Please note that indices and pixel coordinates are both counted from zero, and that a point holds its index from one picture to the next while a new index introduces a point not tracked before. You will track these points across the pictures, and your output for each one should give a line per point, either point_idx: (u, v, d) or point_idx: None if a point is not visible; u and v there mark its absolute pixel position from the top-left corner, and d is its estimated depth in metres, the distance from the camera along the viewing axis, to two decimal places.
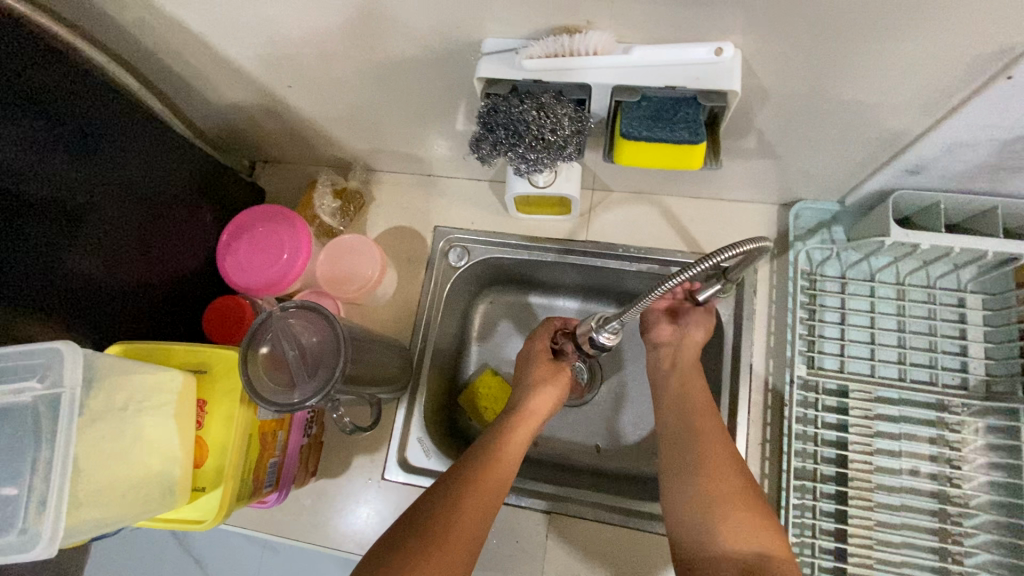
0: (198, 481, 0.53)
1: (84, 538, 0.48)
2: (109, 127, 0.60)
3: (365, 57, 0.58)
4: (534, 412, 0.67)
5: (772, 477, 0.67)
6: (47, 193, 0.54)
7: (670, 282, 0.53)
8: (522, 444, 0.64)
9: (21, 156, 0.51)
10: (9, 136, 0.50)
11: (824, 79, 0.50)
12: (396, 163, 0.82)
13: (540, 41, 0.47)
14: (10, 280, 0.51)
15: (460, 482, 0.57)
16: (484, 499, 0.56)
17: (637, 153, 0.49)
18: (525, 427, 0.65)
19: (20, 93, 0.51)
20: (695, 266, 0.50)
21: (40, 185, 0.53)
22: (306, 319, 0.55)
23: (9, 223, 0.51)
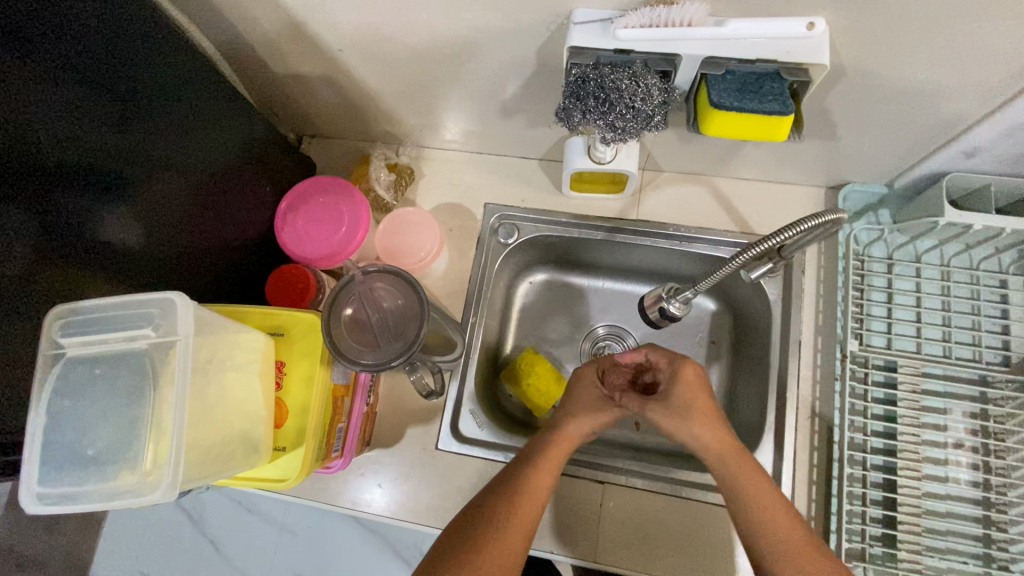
0: (278, 440, 0.54)
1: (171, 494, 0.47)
2: (179, 93, 0.60)
3: (440, 29, 0.58)
4: (567, 437, 0.62)
5: (821, 450, 0.69)
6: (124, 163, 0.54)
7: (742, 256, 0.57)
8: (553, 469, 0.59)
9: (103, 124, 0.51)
10: (93, 103, 0.50)
11: (900, 61, 0.51)
12: (448, 140, 0.82)
13: (636, 11, 0.48)
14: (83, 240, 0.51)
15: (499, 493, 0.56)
16: (519, 532, 0.53)
17: (723, 124, 0.51)
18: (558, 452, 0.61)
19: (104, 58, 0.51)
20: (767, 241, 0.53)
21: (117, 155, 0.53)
22: (388, 284, 0.57)
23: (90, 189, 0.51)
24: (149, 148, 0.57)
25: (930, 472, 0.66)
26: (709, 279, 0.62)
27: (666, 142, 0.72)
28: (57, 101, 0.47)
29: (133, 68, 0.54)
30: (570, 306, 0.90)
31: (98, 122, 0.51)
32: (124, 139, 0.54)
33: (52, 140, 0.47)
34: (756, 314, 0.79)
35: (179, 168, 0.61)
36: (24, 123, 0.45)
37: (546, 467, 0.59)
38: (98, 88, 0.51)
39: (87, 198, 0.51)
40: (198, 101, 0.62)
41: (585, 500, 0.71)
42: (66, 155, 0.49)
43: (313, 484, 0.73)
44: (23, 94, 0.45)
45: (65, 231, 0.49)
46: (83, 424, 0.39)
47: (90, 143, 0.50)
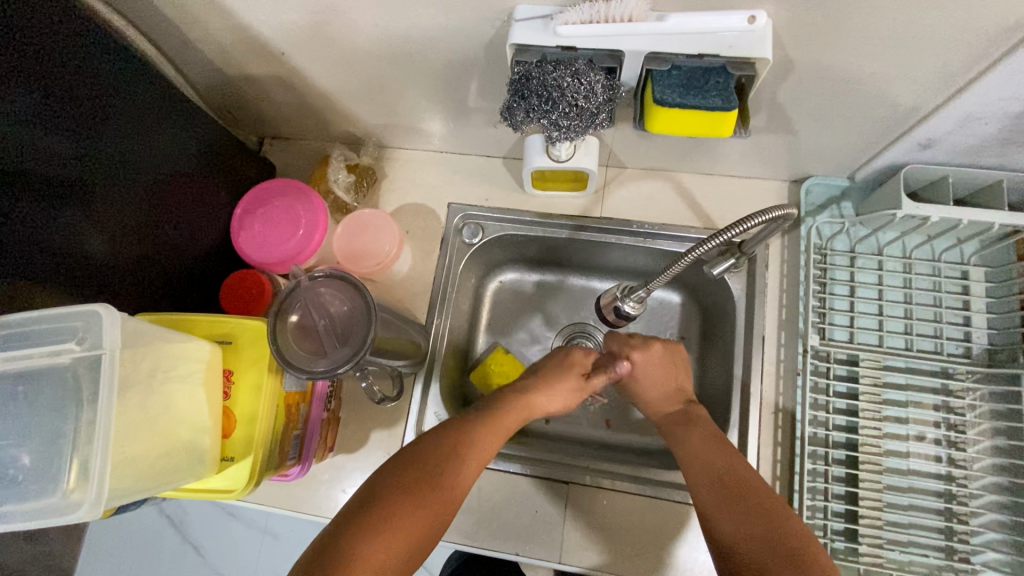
0: (227, 450, 0.53)
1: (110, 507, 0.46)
2: (126, 96, 0.58)
3: (387, 27, 0.57)
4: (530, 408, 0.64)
5: (785, 445, 0.69)
6: (68, 173, 0.52)
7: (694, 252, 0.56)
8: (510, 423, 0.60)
9: (46, 132, 0.50)
10: (36, 113, 0.49)
11: (847, 54, 0.51)
12: (410, 139, 0.81)
13: (575, 7, 0.47)
14: (29, 254, 0.50)
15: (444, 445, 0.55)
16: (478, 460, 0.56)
17: (669, 120, 0.50)
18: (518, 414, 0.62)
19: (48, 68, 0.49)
20: (717, 237, 0.53)
21: (61, 166, 0.52)
22: (334, 289, 0.56)
23: (29, 199, 0.49)
24: (92, 153, 0.55)
25: (892, 465, 0.66)
26: (660, 276, 0.62)
27: (627, 139, 0.71)
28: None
29: (73, 70, 0.52)
30: (538, 304, 0.90)
31: (35, 127, 0.49)
32: (64, 144, 0.52)
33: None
34: (722, 309, 0.79)
35: (127, 172, 0.59)
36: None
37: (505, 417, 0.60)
38: (36, 92, 0.49)
39: (19, 212, 0.49)
40: (147, 103, 0.61)
41: (551, 501, 0.71)
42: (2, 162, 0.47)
43: (277, 491, 0.72)
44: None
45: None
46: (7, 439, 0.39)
47: (32, 156, 0.49)
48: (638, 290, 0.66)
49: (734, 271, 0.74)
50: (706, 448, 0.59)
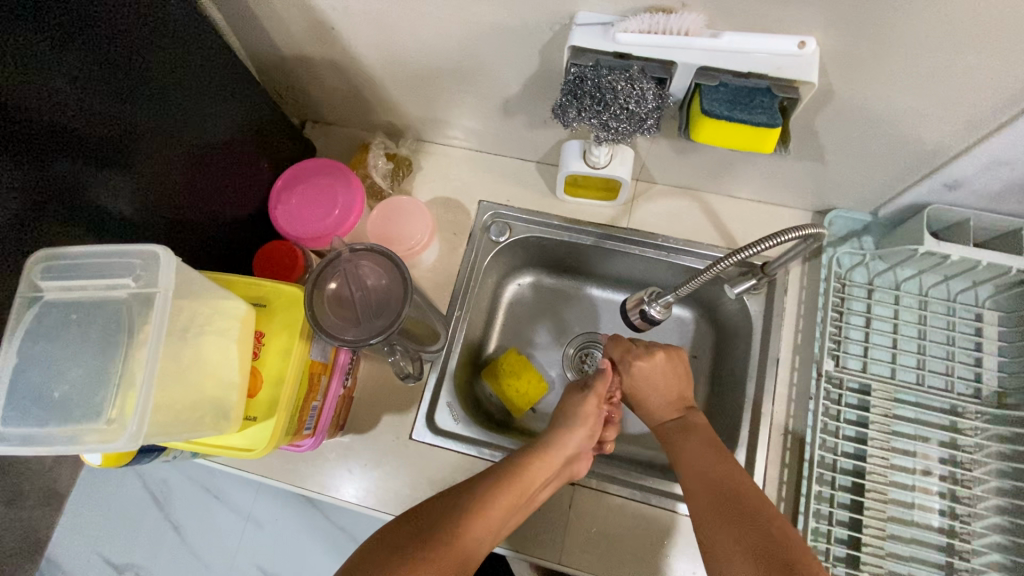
0: (250, 410, 0.53)
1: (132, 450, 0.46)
2: (179, 66, 0.59)
3: (446, 20, 0.59)
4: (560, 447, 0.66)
5: (791, 467, 0.70)
6: (131, 141, 0.55)
7: (725, 262, 0.58)
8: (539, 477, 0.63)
9: (119, 103, 0.53)
10: (112, 83, 0.52)
11: (886, 88, 0.53)
12: (449, 136, 0.84)
13: (636, 17, 0.50)
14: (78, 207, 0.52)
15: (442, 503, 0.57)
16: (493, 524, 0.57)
17: (714, 132, 0.52)
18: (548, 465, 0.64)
19: (128, 39, 0.53)
20: (748, 248, 0.55)
21: (126, 133, 0.55)
22: (373, 263, 0.56)
23: (94, 162, 0.52)
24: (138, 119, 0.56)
25: (897, 496, 0.67)
26: (688, 284, 0.64)
27: (661, 153, 0.73)
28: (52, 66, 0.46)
29: (135, 37, 0.53)
30: (554, 310, 0.92)
31: (91, 90, 0.50)
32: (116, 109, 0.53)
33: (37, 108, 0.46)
34: (739, 329, 0.80)
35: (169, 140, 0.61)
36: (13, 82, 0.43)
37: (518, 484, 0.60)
38: (116, 64, 0.52)
39: (79, 171, 0.51)
40: (198, 75, 0.62)
41: (555, 501, 0.71)
42: (52, 119, 0.48)
43: (283, 464, 0.72)
44: (36, 56, 0.45)
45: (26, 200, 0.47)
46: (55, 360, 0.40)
47: (104, 122, 0.52)
48: (666, 295, 0.67)
49: (753, 292, 0.75)
50: (699, 455, 0.62)
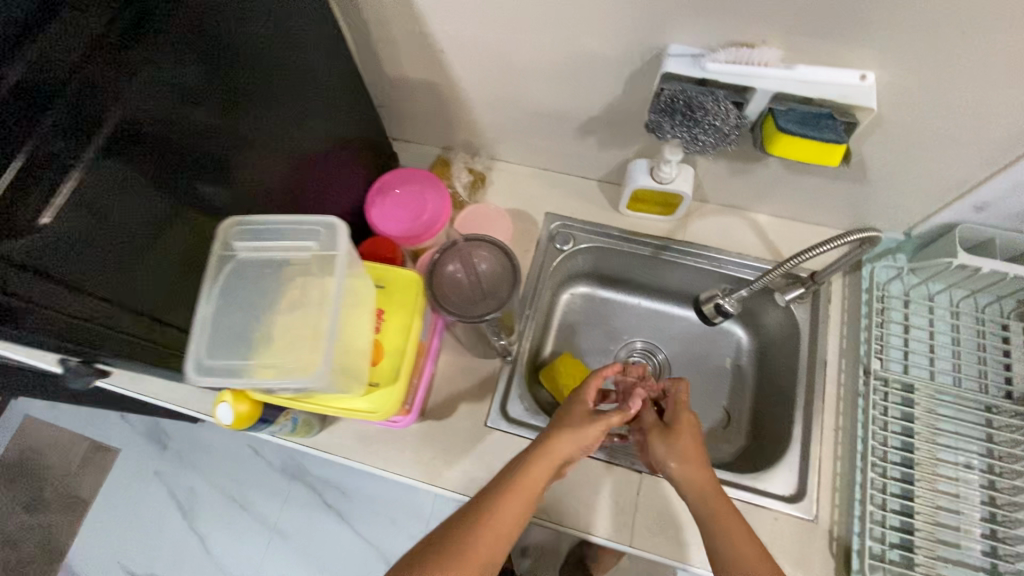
0: (372, 376, 0.59)
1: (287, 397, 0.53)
2: (269, 38, 0.55)
3: (547, 47, 0.69)
4: (559, 454, 0.64)
5: (844, 459, 0.75)
6: (283, 141, 0.62)
7: (805, 254, 0.65)
8: (538, 481, 0.63)
9: (278, 106, 0.60)
10: (278, 88, 0.59)
11: (929, 116, 0.62)
12: (521, 155, 0.93)
13: (723, 50, 0.60)
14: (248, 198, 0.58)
15: (458, 525, 0.60)
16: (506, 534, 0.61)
17: (787, 147, 0.61)
18: (546, 467, 0.63)
19: (291, 50, 0.60)
20: (825, 242, 0.63)
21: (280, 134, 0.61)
22: (486, 253, 0.62)
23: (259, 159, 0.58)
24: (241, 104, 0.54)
25: (944, 487, 0.71)
26: (770, 274, 0.71)
27: (718, 173, 0.82)
28: (217, 68, 0.50)
29: (273, 41, 0.56)
30: (604, 319, 1.00)
31: (241, 89, 0.54)
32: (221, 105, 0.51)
33: (150, 119, 0.44)
34: (785, 336, 0.87)
35: (269, 120, 0.59)
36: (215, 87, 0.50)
37: (516, 498, 0.61)
38: (280, 71, 0.59)
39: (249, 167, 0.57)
40: (314, 72, 0.66)
41: (624, 486, 0.75)
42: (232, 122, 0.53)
43: (366, 447, 0.76)
44: (235, 65, 0.52)
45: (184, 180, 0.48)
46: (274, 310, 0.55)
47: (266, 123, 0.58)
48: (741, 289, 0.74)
49: (801, 300, 0.83)
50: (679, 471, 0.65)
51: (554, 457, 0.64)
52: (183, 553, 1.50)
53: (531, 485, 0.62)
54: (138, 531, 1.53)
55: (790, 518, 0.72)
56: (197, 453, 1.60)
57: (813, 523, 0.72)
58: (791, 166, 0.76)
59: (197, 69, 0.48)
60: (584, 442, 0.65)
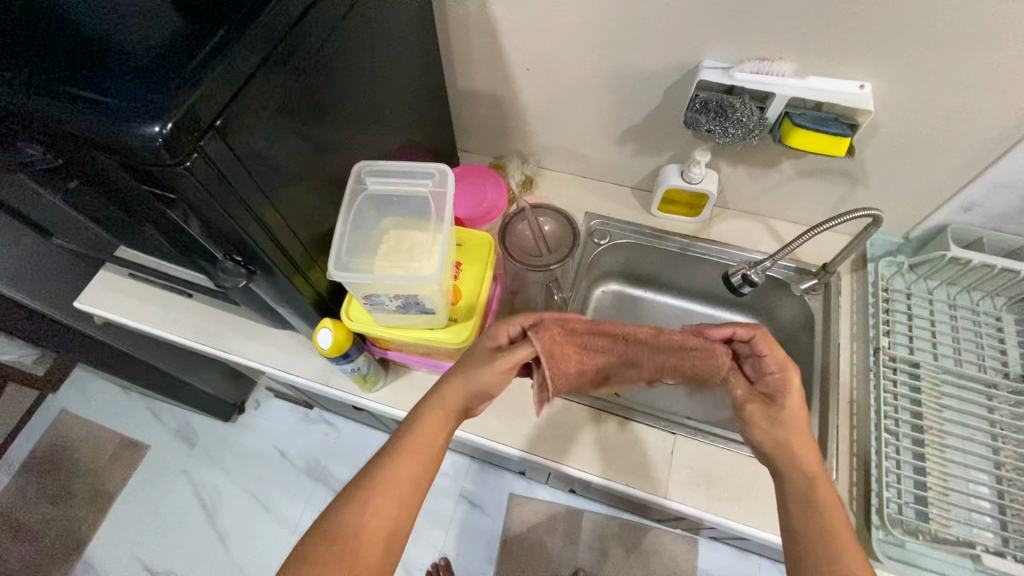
0: (453, 313, 0.70)
1: (392, 310, 0.65)
2: (380, 30, 0.67)
3: (600, 63, 0.84)
4: (449, 395, 0.63)
5: (860, 429, 0.82)
6: (388, 115, 0.75)
7: (819, 226, 0.77)
8: (433, 431, 0.62)
9: (390, 85, 0.73)
10: (392, 70, 0.73)
11: (919, 124, 0.76)
12: (564, 163, 1.06)
13: (748, 62, 0.75)
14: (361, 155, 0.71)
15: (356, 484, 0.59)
16: (408, 490, 0.59)
17: (802, 139, 0.74)
18: (435, 413, 0.62)
19: (404, 46, 0.74)
20: (834, 215, 0.75)
21: (388, 109, 0.75)
22: (549, 218, 0.77)
23: (371, 126, 0.71)
24: (359, 85, 0.66)
25: (951, 455, 0.79)
26: (796, 242, 0.80)
27: (740, 179, 0.95)
28: (359, 44, 0.63)
29: (393, 32, 0.70)
30: (633, 313, 1.10)
31: (370, 64, 0.67)
32: (349, 85, 0.64)
33: (315, 67, 0.56)
34: (801, 325, 0.96)
35: (377, 100, 0.71)
36: (355, 59, 0.63)
37: (408, 448, 0.60)
38: (395, 58, 0.73)
39: (364, 131, 0.70)
40: (417, 67, 0.80)
41: (659, 447, 0.82)
42: (360, 89, 0.66)
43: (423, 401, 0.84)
44: (370, 44, 0.66)
45: (319, 137, 0.61)
46: (384, 242, 0.66)
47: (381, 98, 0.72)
48: (767, 263, 0.84)
49: (814, 291, 0.93)
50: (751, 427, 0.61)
51: (442, 405, 0.63)
52: (200, 552, 1.51)
53: (421, 436, 0.61)
54: (158, 528, 1.55)
55: None
56: (223, 453, 1.64)
57: (834, 484, 0.79)
58: (802, 171, 0.89)
59: (348, 41, 0.61)
60: (486, 384, 0.63)
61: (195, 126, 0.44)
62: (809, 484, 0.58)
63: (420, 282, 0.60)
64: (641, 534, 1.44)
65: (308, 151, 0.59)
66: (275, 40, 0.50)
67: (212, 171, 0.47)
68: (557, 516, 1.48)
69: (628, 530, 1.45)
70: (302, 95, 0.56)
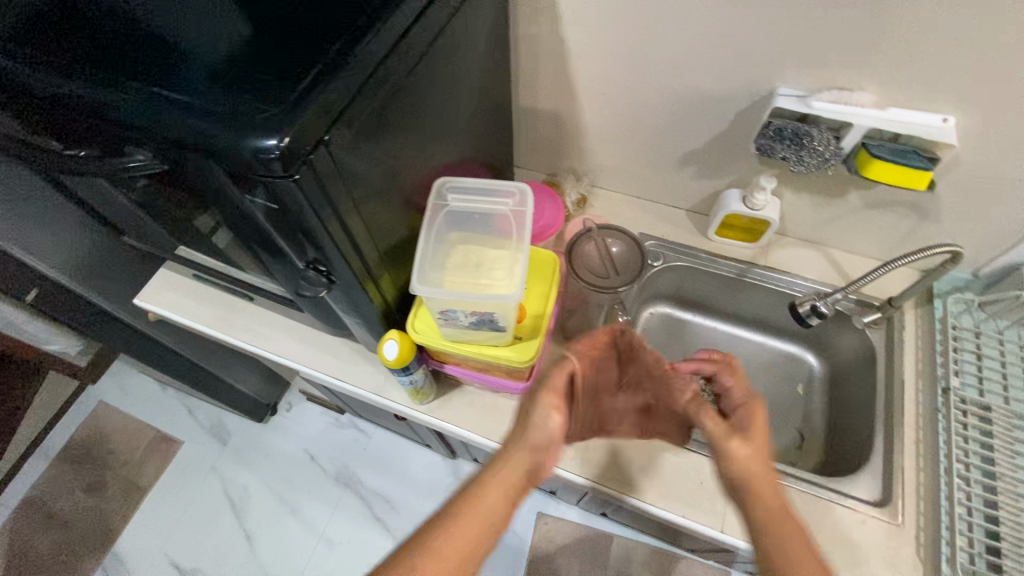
0: (519, 329, 0.70)
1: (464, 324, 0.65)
2: (465, 49, 0.68)
3: (670, 86, 0.83)
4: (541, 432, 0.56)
5: (927, 471, 0.79)
6: (461, 131, 0.76)
7: (897, 262, 0.76)
8: (517, 465, 0.57)
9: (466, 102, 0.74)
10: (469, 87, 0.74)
11: (1003, 161, 0.73)
12: (620, 183, 1.06)
13: (827, 91, 0.73)
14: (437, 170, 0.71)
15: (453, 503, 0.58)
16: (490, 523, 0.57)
17: (881, 171, 0.73)
18: (531, 452, 0.57)
19: (481, 63, 0.75)
20: (912, 252, 0.75)
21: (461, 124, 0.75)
22: (617, 240, 0.80)
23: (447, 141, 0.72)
24: (442, 103, 0.67)
25: None
26: (870, 276, 0.80)
27: (803, 207, 0.93)
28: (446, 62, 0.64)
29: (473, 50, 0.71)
30: (682, 337, 1.08)
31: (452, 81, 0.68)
32: (433, 100, 0.64)
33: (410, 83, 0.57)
34: (861, 359, 0.94)
35: (455, 117, 0.72)
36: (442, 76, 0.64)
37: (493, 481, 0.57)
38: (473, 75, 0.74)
39: (442, 146, 0.71)
40: (488, 84, 0.81)
41: (715, 477, 0.80)
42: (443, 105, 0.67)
43: (475, 417, 0.83)
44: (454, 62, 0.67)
45: (404, 151, 0.62)
46: (455, 256, 0.66)
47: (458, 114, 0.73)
48: (836, 295, 0.83)
49: (877, 324, 0.91)
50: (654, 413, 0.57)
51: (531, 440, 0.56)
52: (227, 552, 1.51)
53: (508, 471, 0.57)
54: (188, 525, 1.56)
55: (877, 521, 0.76)
56: (254, 453, 1.65)
57: (900, 528, 0.76)
58: (870, 202, 0.87)
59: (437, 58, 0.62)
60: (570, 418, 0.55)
61: (305, 138, 0.45)
62: (781, 512, 0.54)
63: (500, 299, 0.60)
64: (672, 563, 1.41)
65: (393, 163, 0.60)
66: (380, 61, 0.51)
67: (315, 181, 0.47)
68: (586, 539, 1.45)
69: (659, 557, 1.42)
70: (396, 113, 0.57)
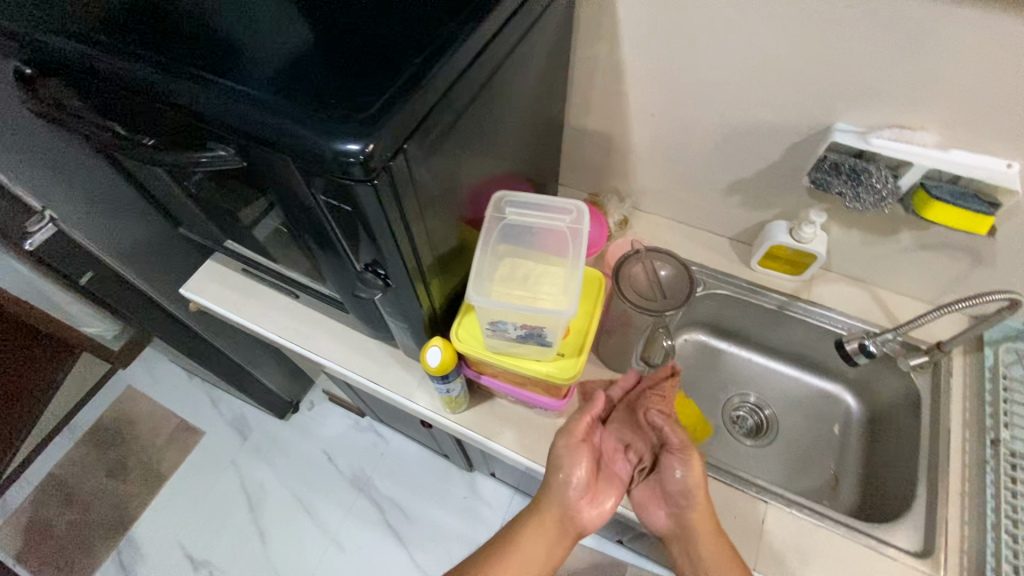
0: (562, 346, 0.70)
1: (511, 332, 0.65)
2: (529, 67, 0.69)
3: (724, 115, 0.84)
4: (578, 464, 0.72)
5: (972, 524, 0.76)
6: (516, 147, 0.77)
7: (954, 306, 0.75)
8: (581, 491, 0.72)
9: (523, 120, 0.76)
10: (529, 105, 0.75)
11: None
12: (663, 207, 1.06)
13: (887, 129, 0.73)
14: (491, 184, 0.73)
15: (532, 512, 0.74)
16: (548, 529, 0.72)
17: (940, 213, 0.72)
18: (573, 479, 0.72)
19: (541, 83, 0.77)
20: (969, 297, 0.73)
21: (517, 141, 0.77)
22: (666, 262, 0.78)
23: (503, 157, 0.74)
24: (504, 119, 0.68)
25: None
26: (922, 319, 0.78)
27: (852, 243, 0.92)
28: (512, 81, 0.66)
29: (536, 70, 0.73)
30: (716, 367, 1.07)
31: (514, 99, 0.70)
32: (497, 116, 0.66)
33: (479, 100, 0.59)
34: (904, 403, 0.91)
35: (514, 133, 0.73)
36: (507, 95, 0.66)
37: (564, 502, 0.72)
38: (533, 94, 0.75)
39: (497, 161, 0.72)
40: (545, 103, 0.83)
41: (749, 513, 0.78)
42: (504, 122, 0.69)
43: (507, 430, 0.82)
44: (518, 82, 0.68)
45: (466, 164, 0.63)
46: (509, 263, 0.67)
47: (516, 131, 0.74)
48: (887, 336, 0.82)
49: (922, 368, 0.89)
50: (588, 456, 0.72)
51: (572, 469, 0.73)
52: (239, 546, 1.52)
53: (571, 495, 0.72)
54: (203, 516, 1.57)
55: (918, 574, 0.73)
56: (273, 450, 1.66)
57: None
58: (922, 243, 0.86)
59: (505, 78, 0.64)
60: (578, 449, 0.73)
61: (387, 145, 0.46)
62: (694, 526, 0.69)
63: (555, 314, 0.61)
64: None
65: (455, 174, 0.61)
66: (458, 77, 0.53)
67: (389, 187, 0.49)
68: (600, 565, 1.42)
69: None
70: (464, 127, 0.58)
